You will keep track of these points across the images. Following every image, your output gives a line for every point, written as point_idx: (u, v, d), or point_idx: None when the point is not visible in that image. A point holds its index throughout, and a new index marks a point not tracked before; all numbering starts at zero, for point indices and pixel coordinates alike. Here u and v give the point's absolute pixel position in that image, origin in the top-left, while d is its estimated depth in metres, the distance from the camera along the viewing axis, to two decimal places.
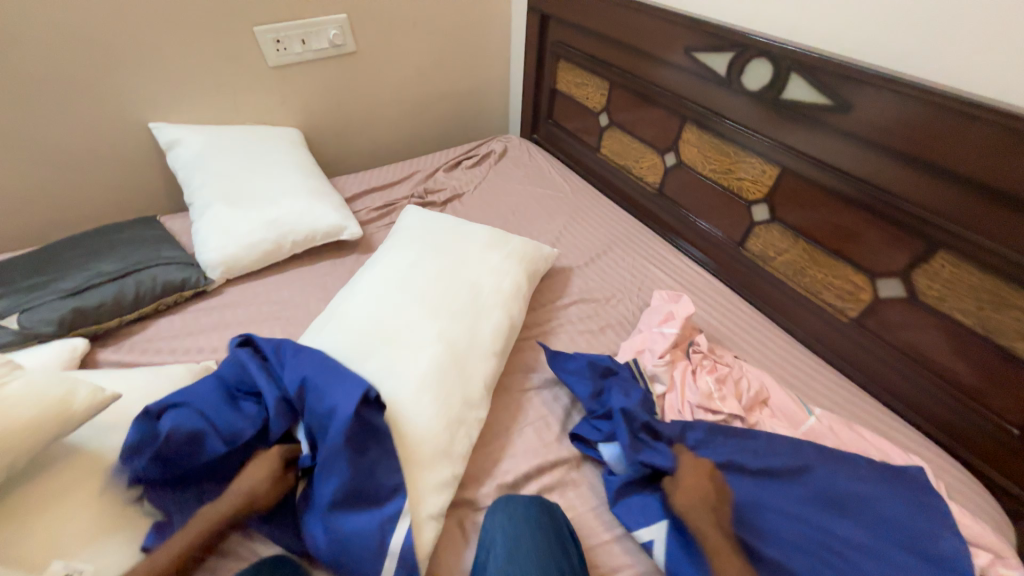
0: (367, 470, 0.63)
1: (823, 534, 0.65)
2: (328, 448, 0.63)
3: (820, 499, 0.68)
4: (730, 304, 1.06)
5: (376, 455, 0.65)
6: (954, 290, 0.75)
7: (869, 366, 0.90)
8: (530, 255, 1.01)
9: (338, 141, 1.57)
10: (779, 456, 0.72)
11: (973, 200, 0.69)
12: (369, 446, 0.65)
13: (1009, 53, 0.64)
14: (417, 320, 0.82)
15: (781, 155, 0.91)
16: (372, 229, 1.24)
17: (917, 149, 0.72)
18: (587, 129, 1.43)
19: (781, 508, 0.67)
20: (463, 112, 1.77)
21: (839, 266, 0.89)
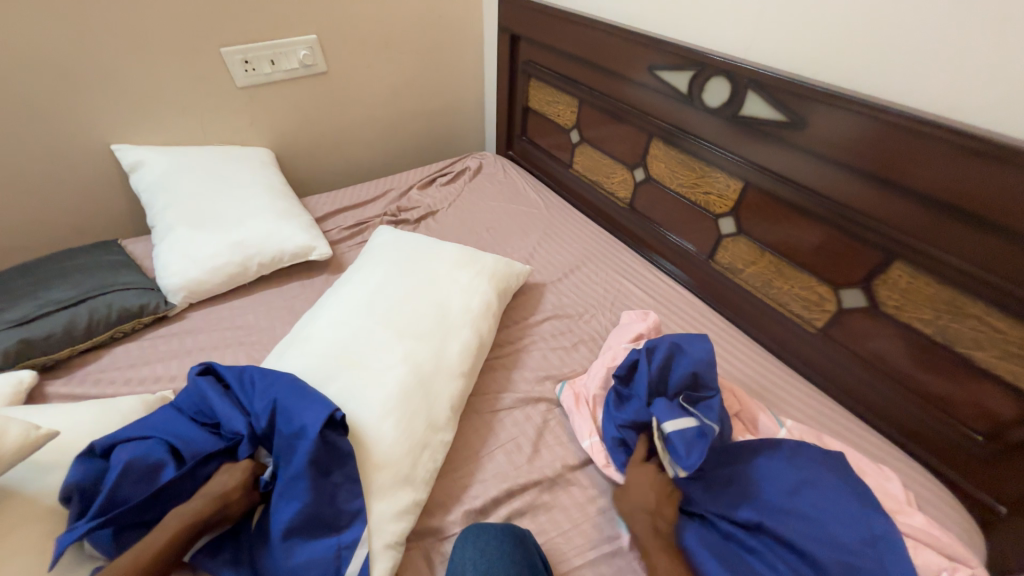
0: (326, 499, 0.61)
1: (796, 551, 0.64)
2: (288, 475, 0.61)
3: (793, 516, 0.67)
4: (702, 317, 1.06)
5: (338, 480, 0.63)
6: (911, 300, 0.76)
7: (837, 376, 0.91)
8: (500, 272, 1.00)
9: (310, 160, 1.56)
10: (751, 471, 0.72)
11: (924, 212, 0.71)
12: (331, 472, 0.63)
13: (949, 72, 0.67)
14: (383, 342, 0.80)
15: (742, 169, 0.93)
16: (343, 248, 1.23)
17: (869, 163, 0.74)
18: (559, 145, 1.45)
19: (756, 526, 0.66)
20: (438, 129, 1.77)
21: (803, 277, 0.90)
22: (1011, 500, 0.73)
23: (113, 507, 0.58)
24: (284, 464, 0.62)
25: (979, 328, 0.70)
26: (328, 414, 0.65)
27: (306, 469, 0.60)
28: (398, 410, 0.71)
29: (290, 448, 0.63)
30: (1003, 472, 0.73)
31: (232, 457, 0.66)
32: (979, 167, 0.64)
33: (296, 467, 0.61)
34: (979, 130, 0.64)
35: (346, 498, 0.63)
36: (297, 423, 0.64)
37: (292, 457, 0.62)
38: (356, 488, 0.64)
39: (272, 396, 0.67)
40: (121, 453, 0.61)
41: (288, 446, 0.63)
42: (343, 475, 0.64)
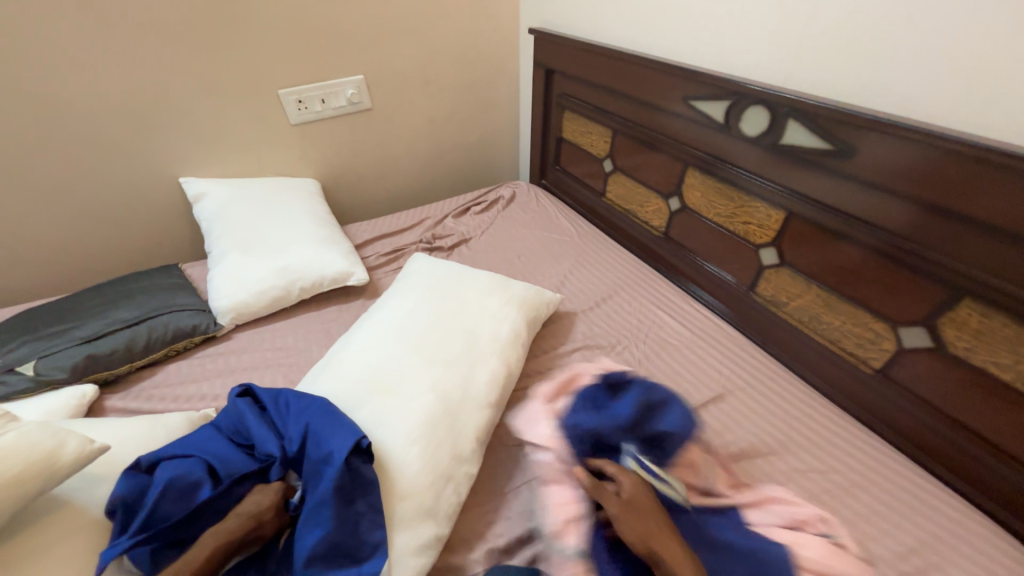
0: (348, 529, 0.61)
1: None
2: (313, 501, 0.62)
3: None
4: (743, 353, 1.01)
5: (361, 510, 0.63)
6: (984, 340, 0.69)
7: (899, 422, 0.82)
8: (530, 300, 1.00)
9: (353, 190, 1.65)
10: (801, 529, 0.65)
11: (995, 245, 0.64)
12: (354, 500, 0.63)
13: (1017, 97, 0.62)
14: (412, 368, 0.81)
15: (784, 199, 0.89)
16: (380, 274, 1.27)
17: (927, 193, 0.69)
18: (593, 174, 1.46)
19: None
20: (474, 159, 1.83)
21: (855, 312, 0.84)
22: None
23: (154, 523, 0.60)
24: (310, 489, 0.63)
25: None
26: (355, 441, 0.66)
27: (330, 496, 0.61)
28: (423, 439, 0.71)
29: (317, 474, 0.64)
30: None
31: (265, 479, 0.68)
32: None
33: (321, 493, 0.61)
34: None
35: (368, 528, 0.62)
36: (325, 448, 0.65)
37: (319, 482, 0.63)
38: (379, 518, 0.64)
39: (304, 420, 0.69)
40: (164, 471, 0.64)
41: (315, 471, 0.64)
42: (366, 504, 0.64)
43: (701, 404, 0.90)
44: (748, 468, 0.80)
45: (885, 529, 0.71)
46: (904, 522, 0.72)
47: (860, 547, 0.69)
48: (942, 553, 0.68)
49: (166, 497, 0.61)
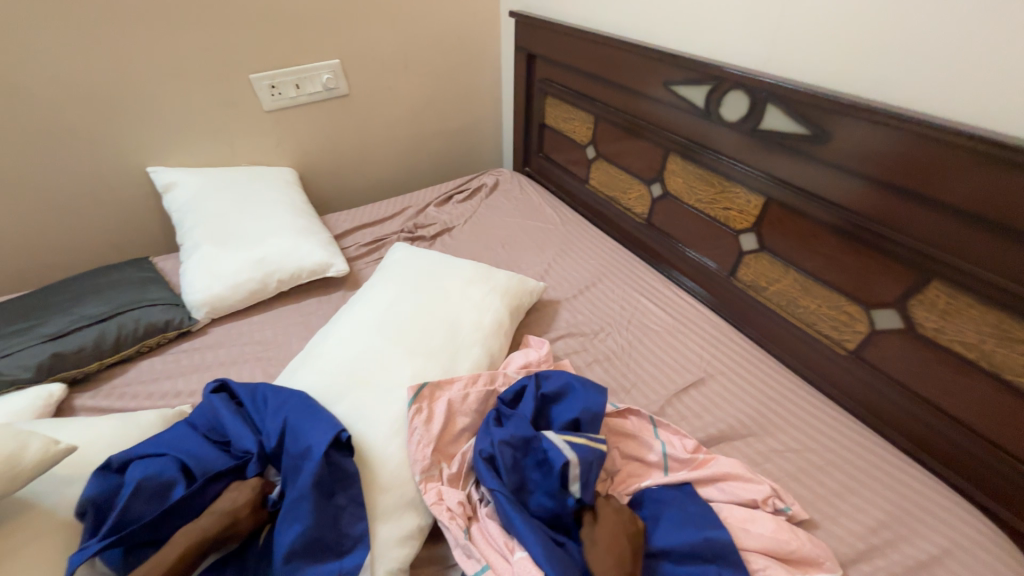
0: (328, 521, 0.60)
1: None
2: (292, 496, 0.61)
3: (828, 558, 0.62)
4: (724, 337, 1.02)
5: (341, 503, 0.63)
6: (953, 321, 0.71)
7: (872, 402, 0.85)
8: (513, 289, 0.99)
9: (332, 178, 1.60)
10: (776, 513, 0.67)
11: (964, 229, 0.66)
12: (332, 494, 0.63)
13: (989, 81, 0.63)
14: (394, 359, 0.80)
15: (763, 184, 0.90)
16: (360, 265, 1.24)
17: (900, 177, 0.70)
18: (576, 161, 1.44)
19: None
20: (456, 146, 1.80)
21: (831, 295, 0.85)
22: None
23: (123, 524, 0.59)
24: (289, 486, 0.62)
25: None
26: (335, 435, 0.65)
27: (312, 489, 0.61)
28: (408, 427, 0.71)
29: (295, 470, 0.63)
30: None
31: (241, 475, 0.66)
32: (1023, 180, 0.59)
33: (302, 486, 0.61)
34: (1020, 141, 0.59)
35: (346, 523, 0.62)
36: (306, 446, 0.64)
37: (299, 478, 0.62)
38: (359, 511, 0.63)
39: (283, 417, 0.67)
40: (135, 470, 0.63)
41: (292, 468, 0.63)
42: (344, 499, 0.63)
43: (682, 389, 0.91)
44: (727, 450, 0.81)
45: (857, 505, 0.73)
46: (876, 497, 0.74)
47: (834, 522, 0.71)
48: (911, 526, 0.71)
49: (134, 497, 0.60)
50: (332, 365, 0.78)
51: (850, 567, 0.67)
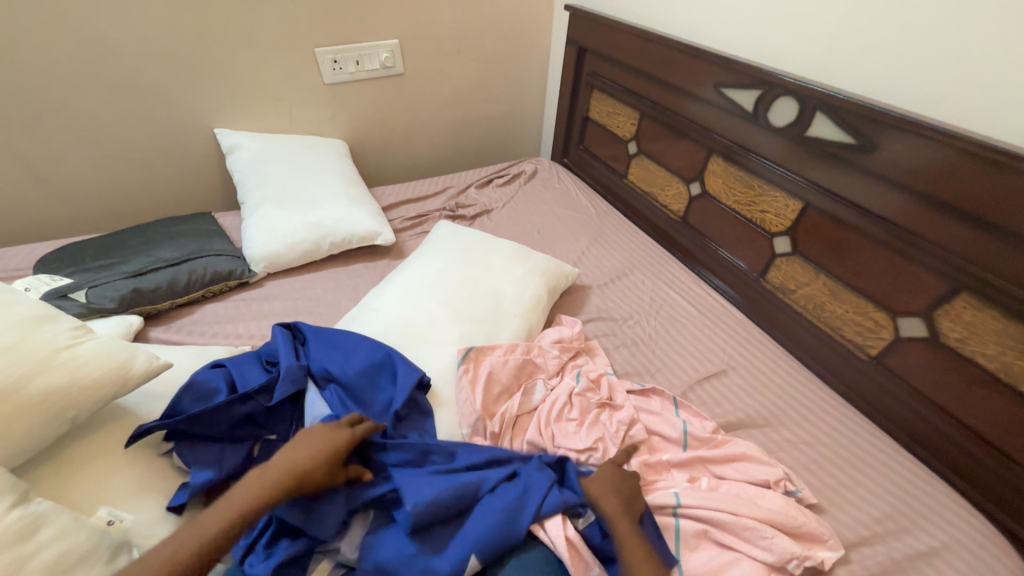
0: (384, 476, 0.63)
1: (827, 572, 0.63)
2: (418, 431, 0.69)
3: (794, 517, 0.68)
4: (748, 336, 1.06)
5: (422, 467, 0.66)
6: (976, 332, 0.74)
7: (890, 408, 0.88)
8: (551, 270, 1.05)
9: (380, 154, 1.68)
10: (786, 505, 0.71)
11: (994, 245, 0.69)
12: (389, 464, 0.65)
13: None
14: (439, 321, 0.87)
15: (804, 190, 0.93)
16: (405, 237, 1.31)
17: (942, 192, 0.73)
18: (616, 156, 1.49)
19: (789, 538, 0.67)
20: (498, 133, 1.85)
21: (859, 302, 0.89)
22: None
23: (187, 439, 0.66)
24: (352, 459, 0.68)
25: None
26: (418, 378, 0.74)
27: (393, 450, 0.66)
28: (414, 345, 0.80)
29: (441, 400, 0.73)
30: None
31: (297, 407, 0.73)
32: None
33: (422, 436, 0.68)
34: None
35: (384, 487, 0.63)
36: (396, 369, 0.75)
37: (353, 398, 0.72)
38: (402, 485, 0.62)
39: (359, 369, 0.73)
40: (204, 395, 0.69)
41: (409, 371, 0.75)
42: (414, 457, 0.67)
43: (705, 377, 0.96)
44: (745, 436, 0.86)
45: (864, 496, 0.78)
46: (883, 492, 0.78)
47: (840, 511, 0.76)
48: (915, 520, 0.75)
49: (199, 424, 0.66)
50: (387, 321, 0.86)
51: (852, 549, 0.72)
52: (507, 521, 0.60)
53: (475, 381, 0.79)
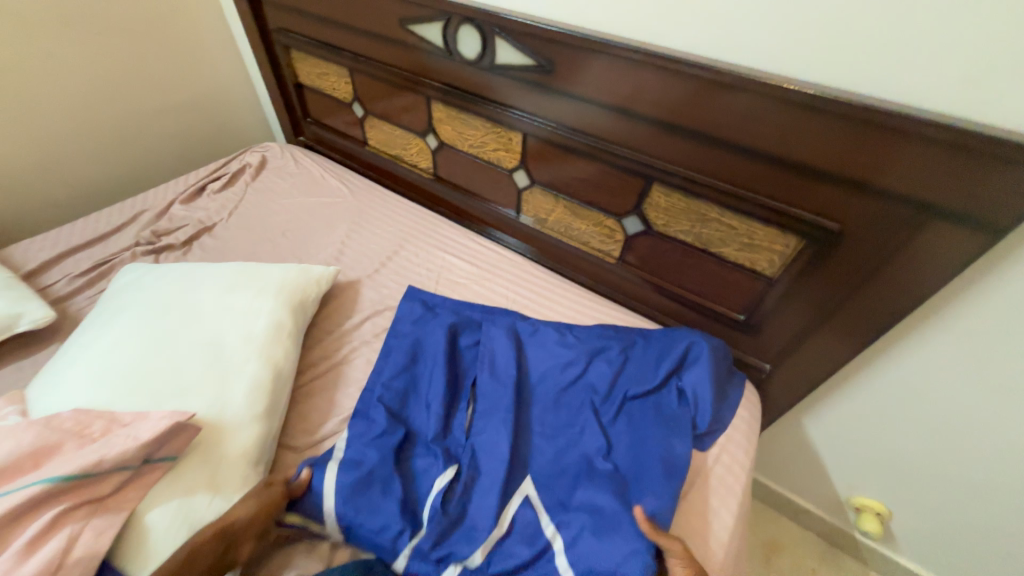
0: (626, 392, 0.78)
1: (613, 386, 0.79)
2: (485, 395, 0.78)
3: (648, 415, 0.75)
4: (528, 274, 1.06)
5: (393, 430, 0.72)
6: (673, 216, 0.84)
7: (643, 297, 0.98)
8: (291, 282, 0.85)
9: (9, 194, 1.17)
10: (647, 383, 0.79)
11: (661, 137, 0.76)
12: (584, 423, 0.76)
13: None
14: (66, 420, 0.56)
15: (517, 121, 0.92)
16: (75, 303, 0.93)
17: (613, 99, 0.77)
18: (347, 122, 1.30)
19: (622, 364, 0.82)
20: (199, 126, 1.46)
21: (594, 213, 0.94)
22: (773, 357, 0.88)
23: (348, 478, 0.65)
24: (454, 433, 0.75)
25: (720, 229, 0.80)
26: (447, 342, 0.84)
27: (475, 417, 0.76)
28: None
29: (474, 378, 0.82)
30: (761, 339, 0.87)
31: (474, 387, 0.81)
32: (703, 90, 0.68)
33: (483, 395, 0.78)
34: (688, 55, 0.68)
35: (471, 443, 0.73)
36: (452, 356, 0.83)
37: (491, 330, 0.87)
38: (591, 433, 0.75)
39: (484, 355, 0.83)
40: (591, 376, 0.81)
41: (456, 350, 0.85)
42: (423, 447, 0.73)
43: None
44: None
45: None
46: None
47: None
48: None
49: None
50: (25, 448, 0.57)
51: None
52: (423, 472, 0.70)
53: (58, 539, 0.47)
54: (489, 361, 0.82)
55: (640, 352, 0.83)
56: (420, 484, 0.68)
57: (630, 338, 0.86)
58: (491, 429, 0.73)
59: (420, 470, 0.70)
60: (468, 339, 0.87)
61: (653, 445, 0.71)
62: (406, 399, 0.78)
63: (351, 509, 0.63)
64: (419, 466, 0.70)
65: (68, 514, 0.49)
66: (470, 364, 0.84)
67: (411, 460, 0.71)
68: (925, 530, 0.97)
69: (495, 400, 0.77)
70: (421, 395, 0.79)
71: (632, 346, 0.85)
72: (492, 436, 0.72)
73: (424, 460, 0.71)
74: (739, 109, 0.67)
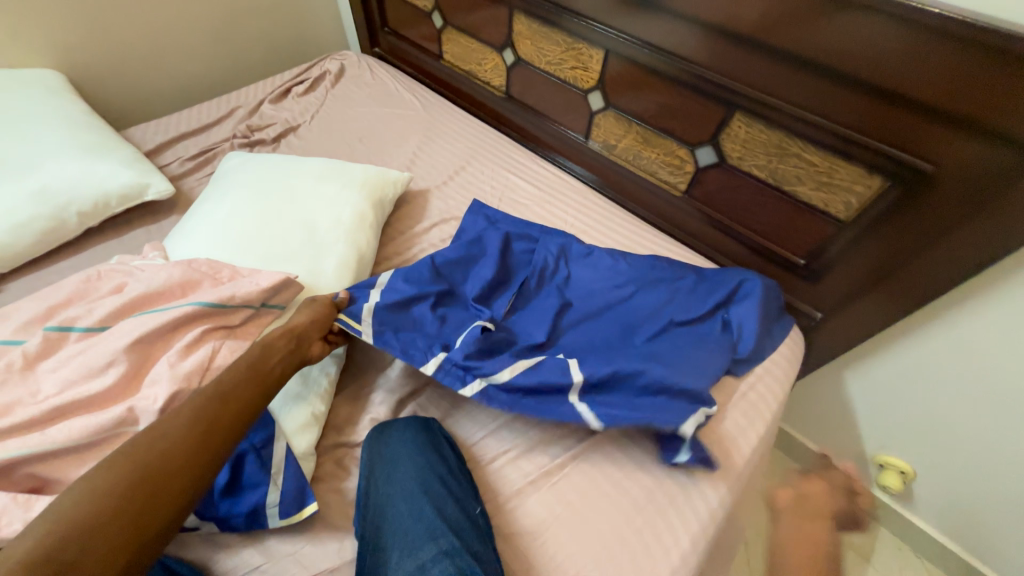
0: (671, 307, 0.82)
1: (659, 308, 0.82)
2: (532, 300, 0.84)
3: (688, 338, 0.78)
4: (588, 201, 1.08)
5: (438, 288, 0.79)
6: (750, 148, 0.82)
7: (702, 233, 0.99)
8: (372, 180, 0.92)
9: (126, 82, 1.29)
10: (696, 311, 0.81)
11: (754, 60, 0.73)
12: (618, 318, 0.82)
13: None
14: (202, 264, 0.67)
15: (601, 36, 0.90)
16: (187, 183, 1.06)
17: (710, 14, 0.74)
18: (425, 34, 1.30)
19: (669, 291, 0.84)
20: (284, 30, 1.51)
21: (666, 142, 0.93)
22: (827, 306, 0.87)
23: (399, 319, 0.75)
24: (495, 306, 0.82)
25: (799, 165, 0.78)
26: (505, 244, 0.89)
27: (518, 305, 0.83)
28: (92, 428, 0.51)
29: (523, 280, 0.87)
30: (819, 286, 0.87)
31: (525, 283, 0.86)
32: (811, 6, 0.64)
33: (529, 290, 0.85)
34: None
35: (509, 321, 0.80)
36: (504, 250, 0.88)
37: (549, 244, 0.92)
38: (624, 329, 0.80)
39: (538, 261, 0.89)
40: (642, 298, 0.83)
41: (509, 251, 0.89)
42: (462, 305, 0.80)
43: None
44: None
45: None
46: None
47: None
48: None
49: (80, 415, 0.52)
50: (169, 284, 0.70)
51: None
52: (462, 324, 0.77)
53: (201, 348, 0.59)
54: (543, 271, 0.88)
55: (689, 285, 0.85)
56: (457, 330, 0.76)
57: (682, 271, 0.87)
58: (530, 324, 0.80)
59: (459, 321, 0.77)
60: (524, 246, 0.92)
61: (687, 353, 0.75)
62: (458, 272, 0.84)
63: (387, 322, 0.73)
64: (458, 319, 0.78)
65: (209, 333, 0.61)
66: (524, 265, 0.89)
67: (453, 315, 0.78)
68: (949, 495, 0.98)
69: (545, 303, 0.83)
70: (473, 272, 0.85)
71: (683, 276, 0.86)
72: (535, 325, 0.79)
73: (464, 316, 0.78)
74: (848, 30, 0.63)
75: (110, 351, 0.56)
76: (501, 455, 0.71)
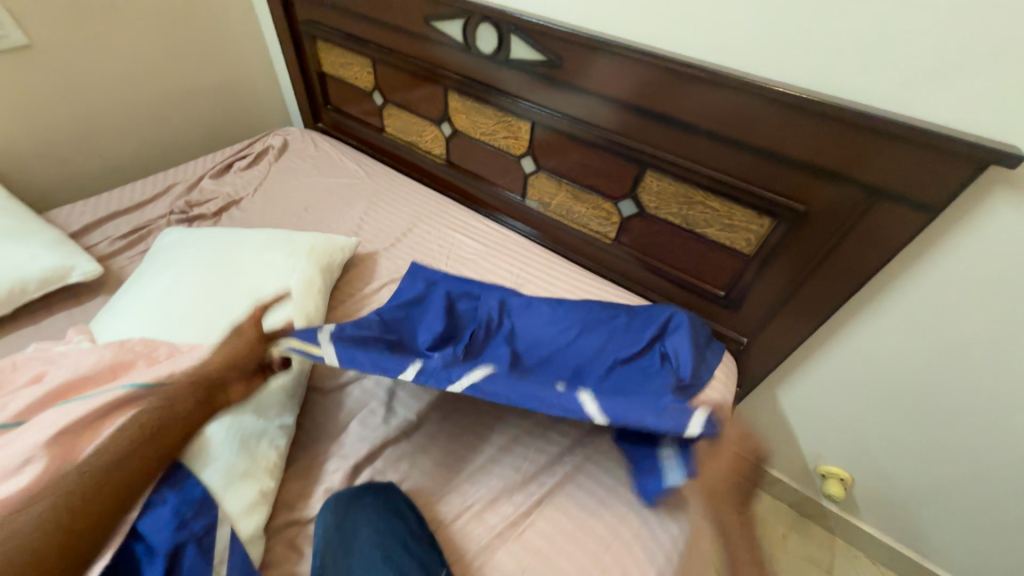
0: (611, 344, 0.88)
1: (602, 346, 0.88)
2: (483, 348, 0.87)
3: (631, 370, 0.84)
4: (530, 253, 1.15)
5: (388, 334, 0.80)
6: (663, 200, 0.94)
7: (635, 275, 1.09)
8: (319, 247, 0.94)
9: (51, 164, 1.25)
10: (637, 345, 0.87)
11: (654, 127, 0.87)
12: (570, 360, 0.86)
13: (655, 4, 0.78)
14: (135, 343, 0.66)
15: (527, 111, 1.02)
16: (117, 261, 1.02)
17: (614, 92, 0.87)
18: (366, 110, 1.40)
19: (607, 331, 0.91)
20: (226, 109, 1.55)
21: (593, 197, 1.04)
22: (749, 330, 0.98)
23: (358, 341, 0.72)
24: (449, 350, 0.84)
25: (705, 211, 0.90)
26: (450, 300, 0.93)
27: (471, 350, 0.86)
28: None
29: (473, 330, 0.90)
30: (740, 314, 0.97)
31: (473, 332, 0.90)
32: (690, 86, 0.79)
33: (479, 339, 0.89)
34: (678, 57, 0.79)
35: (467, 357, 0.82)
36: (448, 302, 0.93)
37: (495, 296, 0.97)
38: (574, 371, 0.85)
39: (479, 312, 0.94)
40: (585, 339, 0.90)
41: (454, 310, 0.93)
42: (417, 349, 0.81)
43: None
44: None
45: None
46: None
47: None
48: None
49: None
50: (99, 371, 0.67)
51: None
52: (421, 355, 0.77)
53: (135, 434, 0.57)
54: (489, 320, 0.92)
55: (623, 324, 0.92)
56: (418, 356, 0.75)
57: (616, 312, 0.95)
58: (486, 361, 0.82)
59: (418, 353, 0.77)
60: (470, 299, 0.96)
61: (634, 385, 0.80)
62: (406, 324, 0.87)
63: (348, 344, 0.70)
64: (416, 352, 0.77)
65: (148, 415, 0.59)
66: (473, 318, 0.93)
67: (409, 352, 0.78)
68: (885, 496, 1.06)
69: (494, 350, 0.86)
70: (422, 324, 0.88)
71: (617, 317, 0.94)
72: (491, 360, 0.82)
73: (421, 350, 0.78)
74: (722, 104, 0.77)
75: (26, 450, 0.51)
76: (464, 511, 0.69)
